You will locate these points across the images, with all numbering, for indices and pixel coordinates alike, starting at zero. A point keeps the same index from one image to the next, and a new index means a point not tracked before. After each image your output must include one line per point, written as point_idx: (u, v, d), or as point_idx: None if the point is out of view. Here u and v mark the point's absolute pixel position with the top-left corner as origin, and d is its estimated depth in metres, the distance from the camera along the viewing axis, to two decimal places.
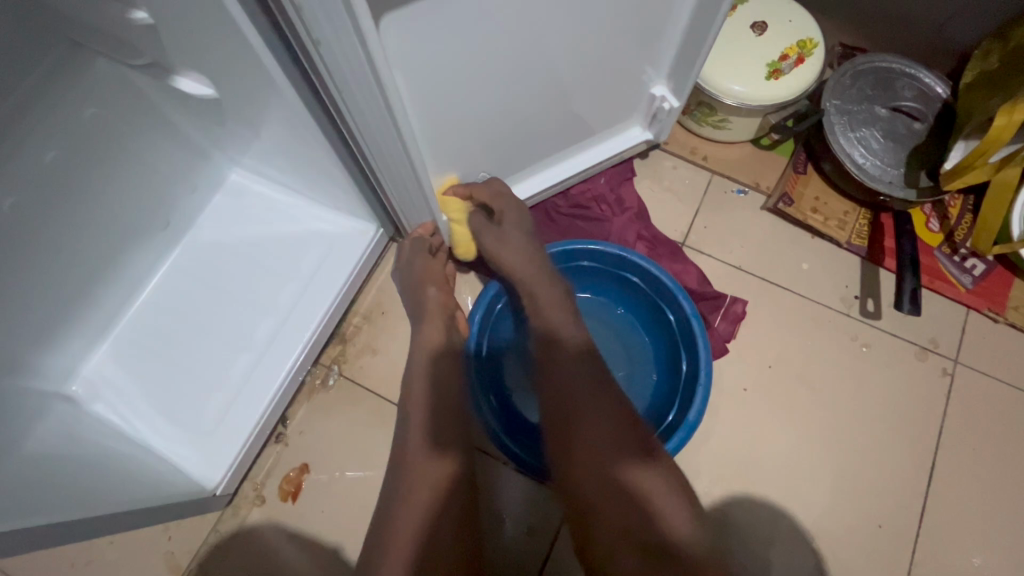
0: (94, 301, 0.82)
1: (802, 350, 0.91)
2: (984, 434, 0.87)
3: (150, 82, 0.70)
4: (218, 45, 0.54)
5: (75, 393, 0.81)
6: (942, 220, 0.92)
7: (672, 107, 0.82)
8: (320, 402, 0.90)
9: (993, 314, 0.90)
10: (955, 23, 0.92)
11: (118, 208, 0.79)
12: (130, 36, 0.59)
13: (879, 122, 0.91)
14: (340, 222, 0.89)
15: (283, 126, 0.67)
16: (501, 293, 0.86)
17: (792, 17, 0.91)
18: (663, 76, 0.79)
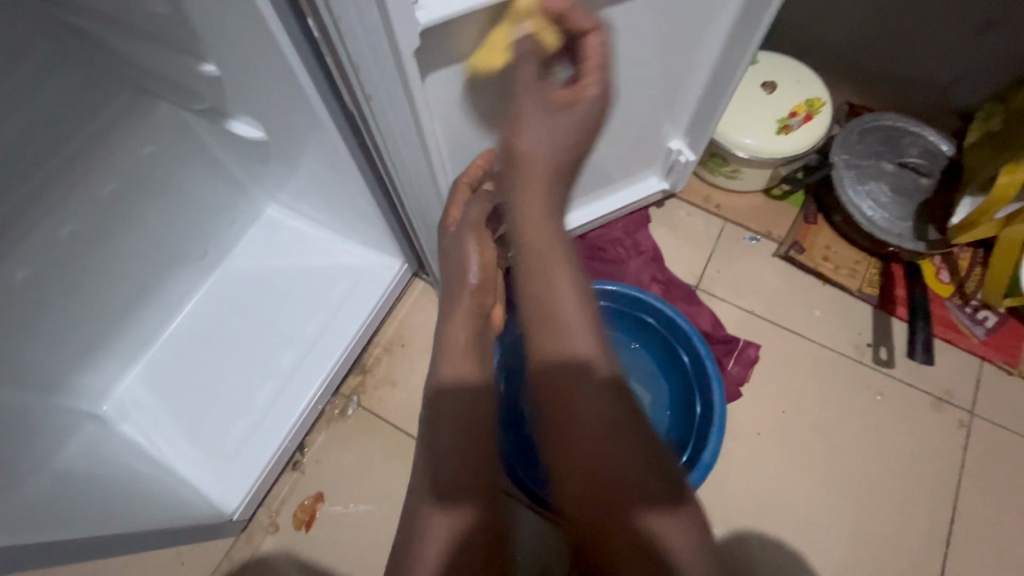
0: (132, 326, 0.86)
1: (816, 396, 0.92)
2: (1006, 489, 0.86)
3: (205, 124, 0.76)
4: (274, 94, 0.60)
5: (105, 413, 0.83)
6: (953, 272, 0.94)
7: (688, 160, 0.86)
8: (338, 432, 0.91)
9: (1007, 366, 0.91)
10: (958, 86, 0.96)
11: (165, 238, 0.85)
12: (193, 83, 0.65)
13: (886, 177, 0.95)
14: (368, 257, 0.93)
15: (323, 165, 0.72)
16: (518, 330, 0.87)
17: (800, 78, 0.96)
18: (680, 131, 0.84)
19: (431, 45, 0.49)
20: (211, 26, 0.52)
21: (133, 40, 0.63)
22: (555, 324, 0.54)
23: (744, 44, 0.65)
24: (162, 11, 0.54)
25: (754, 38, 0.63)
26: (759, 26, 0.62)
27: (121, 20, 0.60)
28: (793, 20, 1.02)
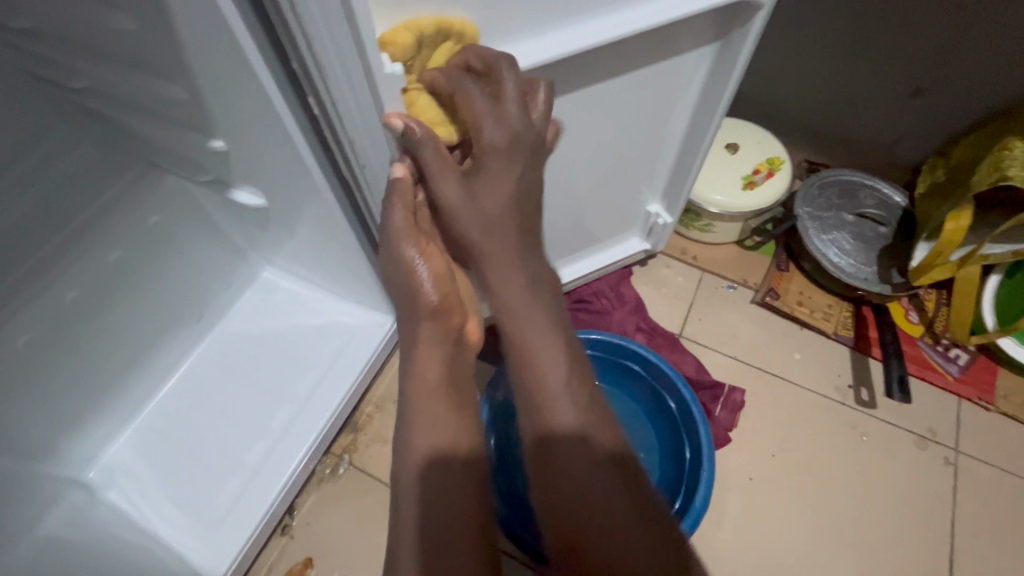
0: (124, 391, 0.86)
1: (803, 438, 0.93)
2: (998, 527, 0.86)
3: (209, 195, 0.81)
4: (276, 167, 0.65)
5: (90, 480, 0.82)
6: (921, 313, 0.99)
7: (665, 223, 0.92)
8: (329, 493, 0.90)
9: (984, 403, 0.93)
10: (903, 144, 1.06)
11: (163, 302, 0.87)
12: (200, 157, 0.71)
13: (848, 227, 1.03)
14: (361, 315, 0.96)
15: (318, 229, 0.77)
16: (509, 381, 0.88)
17: (760, 140, 1.05)
18: (657, 196, 0.91)
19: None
20: (223, 110, 0.59)
21: (147, 123, 0.70)
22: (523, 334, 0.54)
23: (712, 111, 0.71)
24: (178, 96, 0.60)
25: (721, 104, 0.70)
26: (723, 96, 0.69)
27: (139, 105, 0.67)
28: (749, 91, 1.13)
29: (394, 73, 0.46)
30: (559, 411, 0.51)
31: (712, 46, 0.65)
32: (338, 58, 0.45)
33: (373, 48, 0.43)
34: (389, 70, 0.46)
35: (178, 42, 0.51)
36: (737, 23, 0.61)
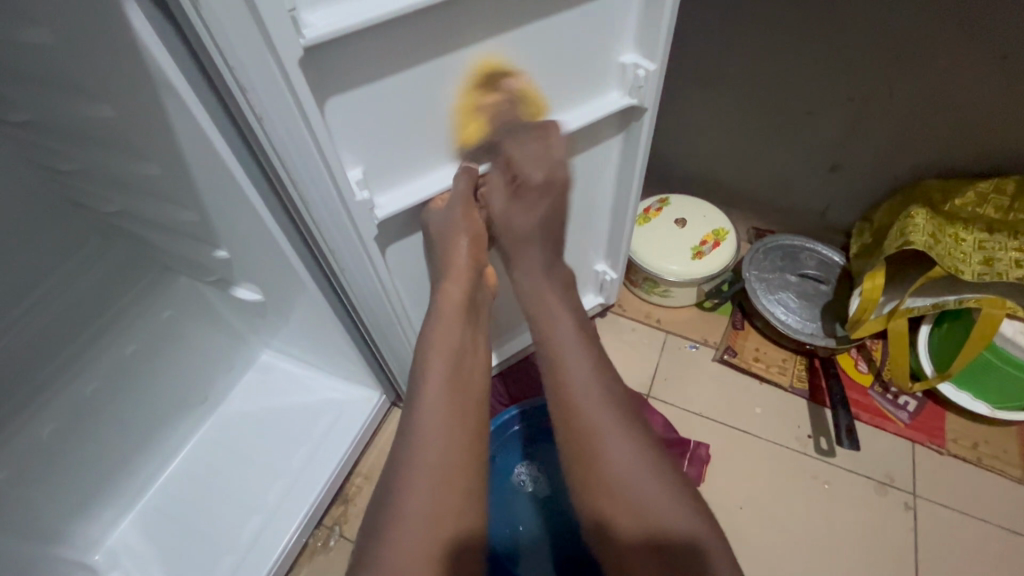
0: (131, 473, 0.93)
1: (768, 488, 0.98)
2: (962, 569, 0.89)
3: (215, 292, 0.93)
4: (271, 269, 0.77)
5: (96, 562, 0.88)
6: (869, 362, 1.07)
7: (614, 278, 1.04)
8: (320, 564, 0.95)
9: (936, 447, 0.99)
10: (833, 211, 1.18)
11: (171, 389, 0.96)
12: (207, 262, 0.84)
13: (792, 287, 1.13)
14: (350, 391, 1.05)
15: (308, 315, 0.87)
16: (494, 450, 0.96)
17: (705, 213, 1.17)
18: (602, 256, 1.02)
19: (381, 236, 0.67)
20: (227, 227, 0.71)
21: (164, 237, 0.82)
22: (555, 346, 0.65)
23: (629, 179, 0.83)
24: (189, 218, 0.73)
25: (636, 174, 0.82)
26: (635, 166, 0.81)
27: (157, 224, 0.80)
28: (694, 170, 1.27)
29: (363, 200, 0.58)
30: (594, 409, 0.59)
31: (619, 136, 0.79)
32: (317, 196, 0.57)
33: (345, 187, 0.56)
34: (359, 198, 0.57)
35: (192, 182, 0.64)
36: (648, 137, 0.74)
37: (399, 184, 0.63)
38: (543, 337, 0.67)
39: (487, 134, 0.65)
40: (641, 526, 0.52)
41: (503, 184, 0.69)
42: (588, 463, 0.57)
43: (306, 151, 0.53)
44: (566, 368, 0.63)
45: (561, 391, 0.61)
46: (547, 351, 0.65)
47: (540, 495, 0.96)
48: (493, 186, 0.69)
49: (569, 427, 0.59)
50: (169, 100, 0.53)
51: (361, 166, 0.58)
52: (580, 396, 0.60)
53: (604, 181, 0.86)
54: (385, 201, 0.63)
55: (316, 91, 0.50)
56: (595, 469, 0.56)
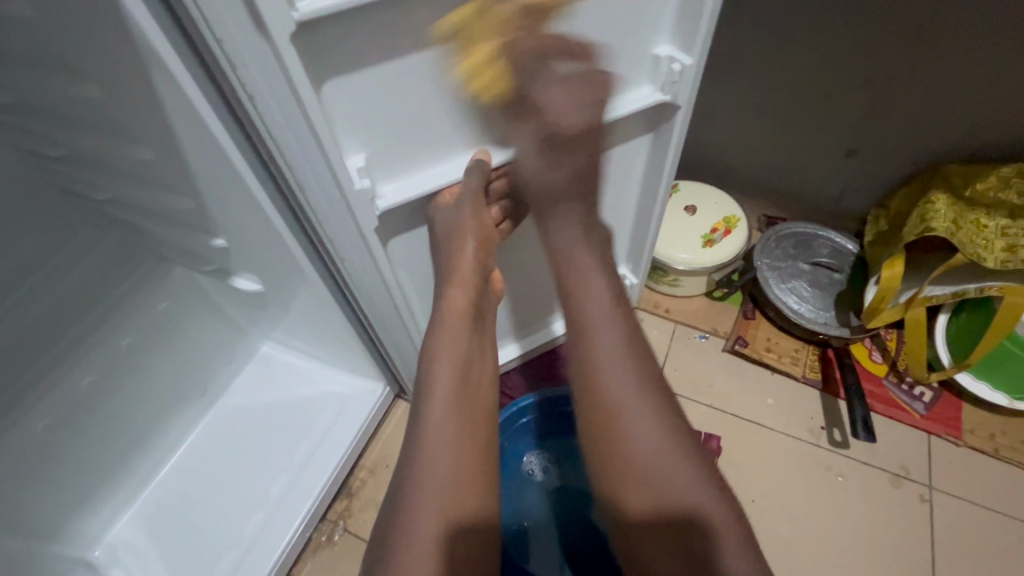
0: (129, 468, 0.91)
1: (780, 481, 0.96)
2: (978, 561, 0.88)
3: (213, 282, 0.90)
4: (271, 258, 0.74)
5: (95, 558, 0.86)
6: (884, 353, 1.04)
7: (634, 282, 1.01)
8: (324, 560, 0.93)
9: (952, 438, 0.97)
10: (848, 197, 1.15)
11: (170, 382, 0.94)
12: (204, 252, 0.81)
13: (805, 275, 1.10)
14: (353, 384, 1.02)
15: (309, 306, 0.85)
16: (503, 437, 0.94)
17: (716, 200, 1.14)
18: (625, 260, 0.99)
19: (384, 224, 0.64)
20: (224, 214, 0.68)
21: (158, 225, 0.79)
22: (582, 306, 0.54)
23: (657, 182, 0.79)
24: (185, 206, 0.70)
25: (664, 179, 0.78)
26: (664, 171, 0.76)
27: (152, 212, 0.77)
28: (705, 155, 1.23)
29: (362, 188, 0.54)
30: (623, 392, 0.51)
31: (648, 137, 0.75)
32: (315, 180, 0.54)
33: (343, 174, 0.52)
34: (357, 185, 0.54)
35: (186, 166, 0.61)
36: (665, 118, 0.71)
37: (405, 172, 0.60)
38: (569, 314, 0.55)
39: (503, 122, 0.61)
40: (673, 537, 0.46)
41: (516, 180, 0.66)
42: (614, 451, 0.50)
43: (302, 132, 0.49)
44: (595, 337, 0.53)
45: (586, 363, 0.53)
46: (569, 310, 0.55)
47: (548, 488, 0.94)
48: (505, 181, 0.66)
49: (596, 408, 0.52)
50: (159, 77, 0.49)
51: (364, 153, 0.55)
52: (613, 393, 0.52)
53: (627, 182, 0.82)
54: (387, 189, 0.60)
55: (310, 66, 0.46)
56: (623, 456, 0.49)
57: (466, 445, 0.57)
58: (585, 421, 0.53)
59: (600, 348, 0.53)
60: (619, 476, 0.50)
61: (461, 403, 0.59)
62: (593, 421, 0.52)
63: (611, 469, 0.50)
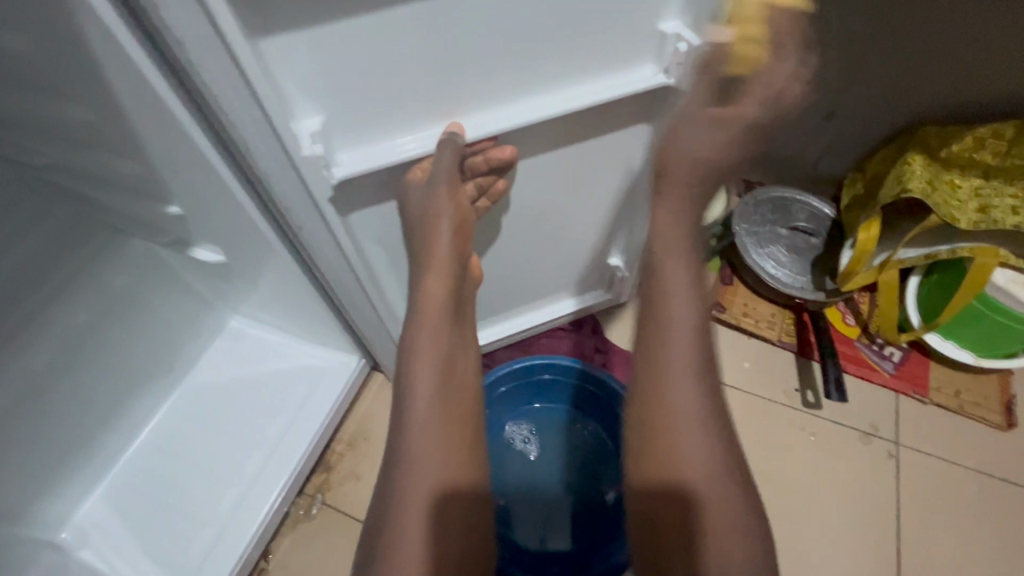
0: (93, 449, 0.88)
1: (755, 442, 0.98)
2: (940, 512, 0.91)
3: (174, 255, 0.86)
4: (230, 227, 0.70)
5: (63, 540, 0.84)
6: (857, 316, 1.06)
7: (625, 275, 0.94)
8: (303, 533, 0.92)
9: (919, 396, 1.00)
10: (825, 161, 1.14)
11: (133, 359, 0.90)
12: (160, 221, 0.76)
13: (783, 240, 1.10)
14: (327, 358, 0.99)
15: (277, 279, 0.81)
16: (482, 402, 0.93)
17: None
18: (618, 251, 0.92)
19: (345, 194, 0.60)
20: (178, 180, 0.64)
21: (108, 192, 0.74)
22: (664, 289, 0.54)
23: None
24: (133, 170, 0.65)
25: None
26: None
27: (99, 179, 0.71)
28: None
29: (312, 155, 0.52)
30: (681, 394, 0.51)
31: (646, 126, 0.69)
32: (265, 142, 0.50)
33: (289, 138, 0.50)
34: (307, 153, 0.52)
35: (127, 123, 0.56)
36: None
37: (369, 139, 0.56)
38: (653, 290, 0.55)
39: (478, 93, 0.57)
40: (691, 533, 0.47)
41: (493, 156, 0.62)
42: (659, 441, 0.50)
43: (238, 84, 0.45)
44: (670, 330, 0.53)
45: (653, 352, 0.53)
46: (653, 288, 0.55)
47: (527, 456, 0.94)
48: (481, 156, 0.62)
49: (650, 397, 0.52)
50: (86, 24, 0.44)
51: (320, 116, 0.52)
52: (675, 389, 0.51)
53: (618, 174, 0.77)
54: (346, 156, 0.56)
55: (250, 10, 0.42)
56: (666, 450, 0.50)
57: (438, 416, 0.56)
58: (636, 407, 0.53)
59: (678, 339, 0.52)
60: (657, 467, 0.50)
61: (434, 372, 0.58)
62: (643, 409, 0.52)
63: (652, 458, 0.51)
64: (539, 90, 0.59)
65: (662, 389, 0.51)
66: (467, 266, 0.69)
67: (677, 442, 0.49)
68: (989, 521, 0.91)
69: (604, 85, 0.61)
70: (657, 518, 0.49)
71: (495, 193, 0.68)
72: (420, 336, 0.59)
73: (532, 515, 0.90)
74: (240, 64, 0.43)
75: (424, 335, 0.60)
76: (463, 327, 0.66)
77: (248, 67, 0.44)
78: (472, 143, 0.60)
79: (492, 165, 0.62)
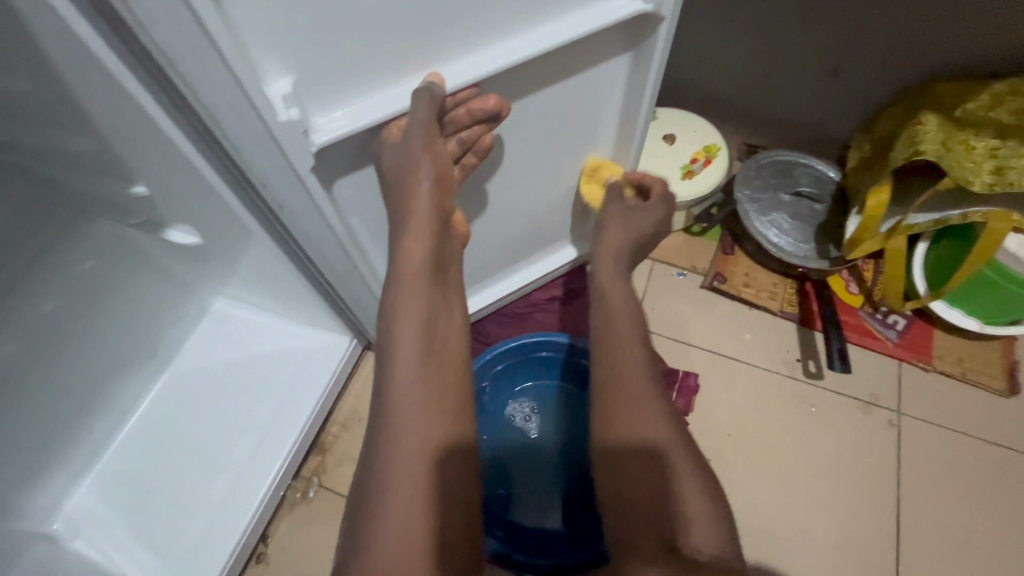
0: (78, 439, 0.85)
1: (756, 414, 0.97)
2: (940, 478, 0.91)
3: (148, 238, 0.81)
4: (199, 204, 0.65)
5: (55, 531, 0.82)
6: (860, 283, 1.03)
7: None
8: (301, 515, 0.91)
9: (922, 364, 0.98)
10: (831, 121, 1.09)
11: (113, 346, 0.87)
12: (127, 203, 0.72)
13: (786, 206, 1.06)
14: (315, 338, 0.96)
15: (256, 259, 0.78)
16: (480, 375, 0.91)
17: (696, 128, 1.07)
18: None
19: (319, 167, 0.55)
20: (140, 156, 0.58)
21: (68, 171, 0.69)
22: (605, 302, 0.66)
23: (639, 110, 0.71)
24: (90, 148, 0.60)
25: (647, 100, 0.69)
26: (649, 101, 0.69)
27: (55, 158, 0.66)
28: (684, 80, 1.14)
29: (289, 120, 0.47)
30: (636, 387, 0.58)
31: (626, 56, 0.66)
32: (230, 112, 0.45)
33: (263, 103, 0.45)
34: (283, 117, 0.47)
35: (74, 95, 0.51)
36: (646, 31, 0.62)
37: (343, 99, 0.51)
38: (599, 302, 0.66)
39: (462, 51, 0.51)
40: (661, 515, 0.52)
41: (475, 107, 0.57)
42: (622, 431, 0.56)
43: (192, 43, 0.40)
44: (619, 335, 0.62)
45: (610, 355, 0.61)
46: (597, 300, 0.66)
47: (526, 433, 0.92)
48: (463, 108, 0.57)
49: (610, 393, 0.58)
50: None
51: (292, 77, 0.47)
52: (637, 382, 0.58)
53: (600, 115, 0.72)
54: (324, 121, 0.51)
55: None
56: (628, 437, 0.56)
57: (429, 399, 0.53)
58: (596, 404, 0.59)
59: (627, 342, 0.61)
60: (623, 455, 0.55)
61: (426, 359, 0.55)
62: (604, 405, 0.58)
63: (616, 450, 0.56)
64: (530, 25, 0.54)
65: (619, 383, 0.58)
66: (451, 238, 0.64)
67: (637, 427, 0.56)
68: (987, 487, 0.91)
69: (592, 13, 0.56)
70: (628, 504, 0.53)
71: (482, 149, 0.62)
72: (412, 320, 0.56)
73: (532, 493, 0.88)
74: (194, 13, 0.38)
75: (415, 317, 0.56)
76: (448, 286, 0.63)
77: (200, 25, 0.39)
78: (452, 92, 0.55)
79: (475, 118, 0.57)
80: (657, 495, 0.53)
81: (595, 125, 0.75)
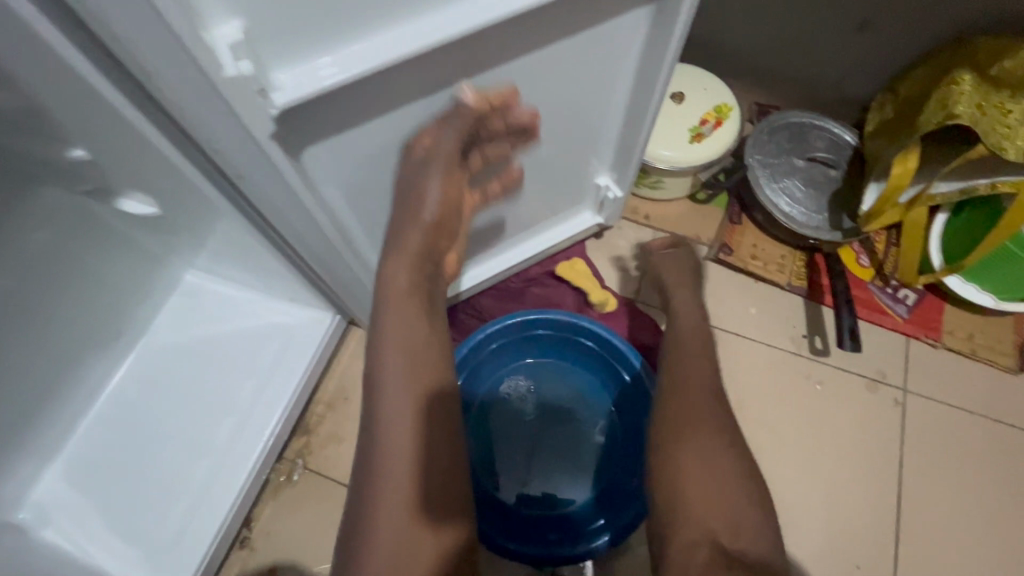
0: (41, 423, 0.80)
1: (759, 392, 0.94)
2: (940, 456, 0.90)
3: (107, 209, 0.72)
4: (154, 171, 0.57)
5: (22, 520, 0.78)
6: (872, 255, 0.98)
7: (616, 196, 0.87)
8: (287, 498, 0.88)
9: (931, 340, 0.95)
10: (851, 81, 1.01)
11: (73, 325, 0.79)
12: (74, 167, 0.63)
13: (799, 172, 0.99)
14: (296, 314, 0.90)
15: (226, 232, 0.70)
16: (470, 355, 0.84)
17: (707, 85, 0.98)
18: (606, 167, 0.84)
19: (286, 131, 0.47)
20: (75, 113, 0.49)
21: None
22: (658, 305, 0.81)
23: (654, 67, 0.63)
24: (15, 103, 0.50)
25: (666, 62, 0.62)
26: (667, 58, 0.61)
27: None
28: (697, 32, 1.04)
29: (239, 75, 0.40)
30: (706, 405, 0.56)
31: (647, 7, 0.57)
32: (169, 64, 0.37)
33: (204, 52, 0.37)
34: (230, 71, 0.39)
35: None
36: None
37: (314, 49, 0.43)
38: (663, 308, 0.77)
39: None
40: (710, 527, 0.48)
41: None
42: (683, 435, 0.54)
43: None
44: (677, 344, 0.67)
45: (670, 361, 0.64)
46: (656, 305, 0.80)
47: (520, 414, 0.88)
48: None
49: (674, 400, 0.57)
50: None
51: (240, 20, 0.38)
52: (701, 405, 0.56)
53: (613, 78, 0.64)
54: (287, 78, 0.43)
55: None
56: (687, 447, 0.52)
57: None
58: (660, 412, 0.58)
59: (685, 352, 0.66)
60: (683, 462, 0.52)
61: None
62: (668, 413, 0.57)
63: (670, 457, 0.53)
64: None
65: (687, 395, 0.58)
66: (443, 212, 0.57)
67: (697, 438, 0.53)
68: (987, 464, 0.90)
69: None
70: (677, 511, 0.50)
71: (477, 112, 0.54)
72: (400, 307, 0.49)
73: (525, 474, 0.85)
74: None
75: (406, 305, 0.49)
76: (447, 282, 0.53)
77: None
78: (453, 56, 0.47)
79: None
80: (712, 507, 0.49)
81: (604, 85, 0.66)
